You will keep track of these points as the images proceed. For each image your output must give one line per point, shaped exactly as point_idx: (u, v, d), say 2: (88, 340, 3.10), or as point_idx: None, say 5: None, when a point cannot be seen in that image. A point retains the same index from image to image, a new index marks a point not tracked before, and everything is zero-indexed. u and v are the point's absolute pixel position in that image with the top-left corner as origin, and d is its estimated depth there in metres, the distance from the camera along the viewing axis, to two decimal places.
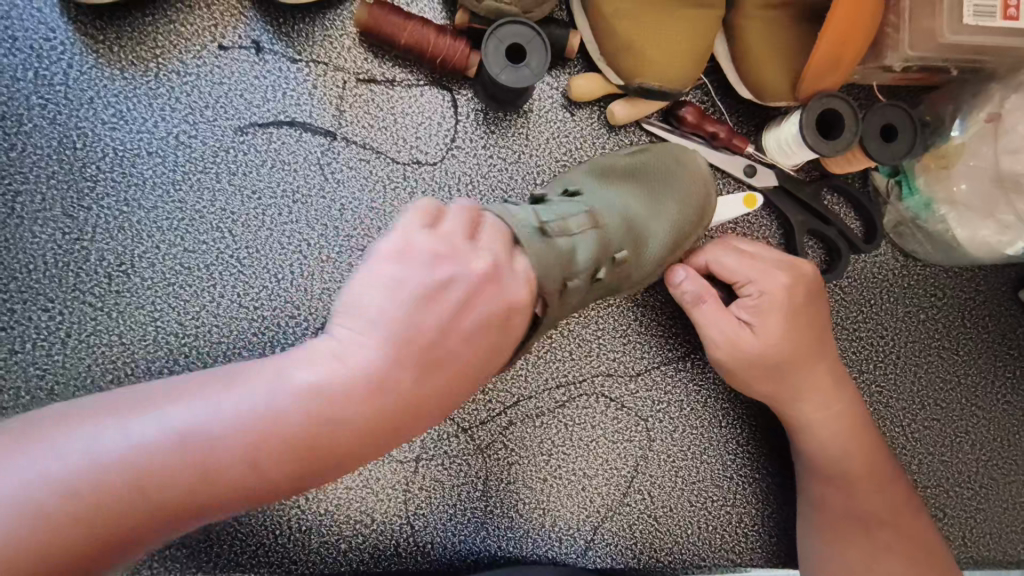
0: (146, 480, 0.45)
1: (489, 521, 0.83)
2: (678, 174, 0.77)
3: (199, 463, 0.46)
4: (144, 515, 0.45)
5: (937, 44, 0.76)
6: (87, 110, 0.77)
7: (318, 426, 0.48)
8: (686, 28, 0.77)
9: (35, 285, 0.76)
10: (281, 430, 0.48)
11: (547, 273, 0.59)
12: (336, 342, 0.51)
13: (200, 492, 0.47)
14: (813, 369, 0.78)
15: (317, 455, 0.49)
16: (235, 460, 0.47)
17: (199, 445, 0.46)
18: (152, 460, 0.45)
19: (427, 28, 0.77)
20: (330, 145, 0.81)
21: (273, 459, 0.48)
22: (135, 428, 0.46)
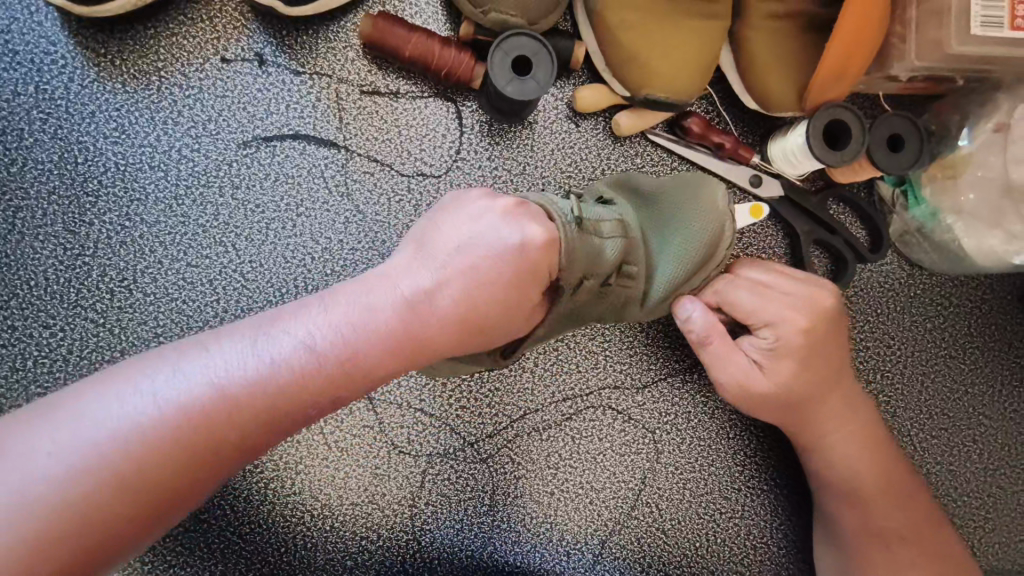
0: (167, 450, 0.48)
1: (496, 536, 0.82)
2: (699, 199, 0.72)
3: (236, 404, 0.49)
4: (186, 458, 0.48)
5: (943, 54, 0.76)
6: (88, 125, 0.76)
7: (342, 361, 0.52)
8: (692, 39, 0.77)
9: (36, 302, 0.75)
10: (295, 390, 0.51)
11: (574, 270, 0.59)
12: (359, 294, 0.54)
13: (222, 453, 0.50)
14: (829, 398, 0.77)
15: (340, 387, 0.53)
16: (253, 420, 0.50)
17: (238, 389, 0.50)
18: (172, 429, 0.48)
19: (432, 40, 0.76)
20: (333, 157, 0.80)
21: (302, 393, 0.51)
22: (178, 378, 0.49)
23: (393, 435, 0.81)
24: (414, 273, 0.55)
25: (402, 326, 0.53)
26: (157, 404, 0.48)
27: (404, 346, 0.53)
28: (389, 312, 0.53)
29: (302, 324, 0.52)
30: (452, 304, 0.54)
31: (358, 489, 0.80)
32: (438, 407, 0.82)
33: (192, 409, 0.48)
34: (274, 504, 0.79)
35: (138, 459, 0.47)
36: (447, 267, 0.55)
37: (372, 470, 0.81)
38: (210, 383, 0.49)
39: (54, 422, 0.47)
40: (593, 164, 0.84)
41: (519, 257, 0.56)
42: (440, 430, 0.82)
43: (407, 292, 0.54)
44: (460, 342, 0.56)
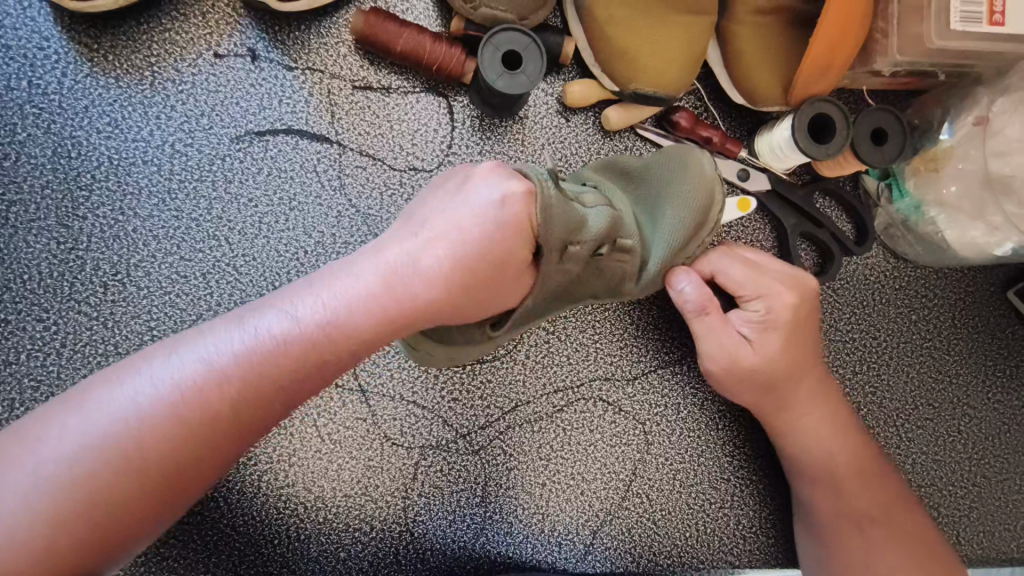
0: (167, 427, 0.50)
1: (489, 527, 0.83)
2: (682, 174, 0.72)
3: (229, 378, 0.51)
4: (183, 434, 0.50)
5: (926, 48, 0.78)
6: (81, 119, 0.77)
7: (329, 328, 0.52)
8: (680, 35, 0.78)
9: (30, 296, 0.75)
10: (285, 359, 0.52)
11: (554, 230, 0.56)
12: (348, 270, 0.55)
13: (222, 427, 0.51)
14: (805, 384, 0.78)
15: (331, 354, 0.53)
16: (249, 393, 0.51)
17: (230, 365, 0.51)
18: (167, 407, 0.50)
19: (423, 36, 0.77)
20: (326, 152, 0.81)
21: (293, 361, 0.52)
22: (169, 365, 0.51)
23: (386, 427, 0.82)
24: (397, 247, 0.56)
25: (388, 293, 0.53)
26: (154, 387, 0.50)
27: (392, 314, 0.53)
28: (373, 282, 0.54)
29: (290, 301, 0.54)
30: (437, 272, 0.54)
31: (352, 481, 0.81)
32: (431, 399, 0.83)
33: (187, 386, 0.50)
34: (267, 496, 0.80)
35: (141, 438, 0.49)
36: (428, 236, 0.55)
37: (365, 462, 0.81)
38: (203, 362, 0.51)
39: (64, 413, 0.50)
40: (583, 158, 0.86)
41: (498, 220, 0.55)
42: (433, 421, 0.83)
43: (389, 263, 0.54)
44: (453, 310, 0.56)
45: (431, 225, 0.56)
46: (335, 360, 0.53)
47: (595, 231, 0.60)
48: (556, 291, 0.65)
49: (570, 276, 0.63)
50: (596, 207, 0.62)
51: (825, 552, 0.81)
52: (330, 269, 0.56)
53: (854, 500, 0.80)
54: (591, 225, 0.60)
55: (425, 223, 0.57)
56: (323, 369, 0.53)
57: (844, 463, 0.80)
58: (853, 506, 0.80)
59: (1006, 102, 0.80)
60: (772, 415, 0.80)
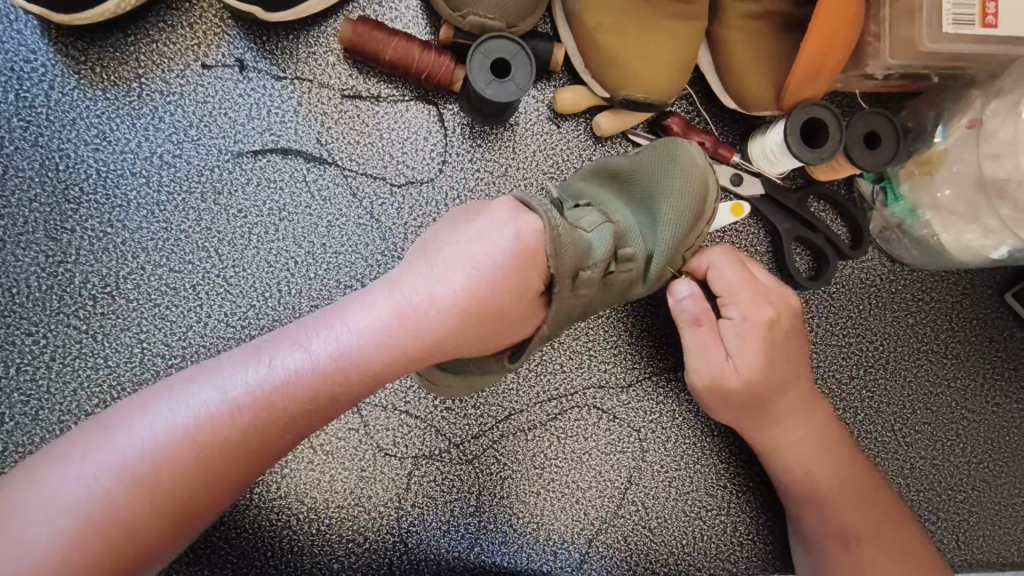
0: (182, 460, 0.48)
1: (483, 537, 0.83)
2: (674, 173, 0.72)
3: (243, 411, 0.50)
4: (200, 467, 0.49)
5: (918, 51, 0.77)
6: (69, 132, 0.76)
7: (343, 362, 0.50)
8: (670, 41, 0.78)
9: (19, 309, 0.75)
10: (300, 393, 0.50)
11: (566, 261, 0.55)
12: (367, 302, 0.53)
13: (236, 458, 0.50)
14: (783, 400, 0.77)
15: (349, 385, 0.51)
16: (264, 427, 0.50)
17: (243, 398, 0.50)
18: (184, 439, 0.49)
19: (411, 44, 0.77)
20: (316, 161, 0.80)
21: (306, 394, 0.50)
22: (187, 400, 0.50)
23: (379, 437, 0.81)
24: (417, 280, 0.53)
25: (406, 325, 0.51)
26: (170, 420, 0.49)
27: (409, 345, 0.51)
28: (391, 316, 0.51)
29: (306, 337, 0.52)
30: (458, 307, 0.52)
31: (344, 492, 0.80)
32: (424, 409, 0.82)
33: (203, 419, 0.49)
34: (260, 509, 0.79)
35: (156, 476, 0.48)
36: (448, 270, 0.53)
37: (358, 472, 0.81)
38: (220, 397, 0.50)
39: (86, 440, 0.49)
40: (575, 165, 0.85)
41: (514, 258, 0.54)
42: (426, 431, 0.82)
43: (407, 295, 0.52)
44: (470, 342, 0.54)
45: (451, 258, 0.54)
46: (351, 390, 0.51)
47: (601, 252, 0.59)
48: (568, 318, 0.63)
49: (583, 301, 0.61)
50: (597, 230, 0.62)
51: (814, 563, 0.81)
52: (347, 301, 0.54)
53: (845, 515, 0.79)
54: (596, 250, 0.59)
55: (444, 253, 0.55)
56: (337, 400, 0.51)
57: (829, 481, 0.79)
58: (845, 519, 0.79)
59: (999, 104, 0.78)
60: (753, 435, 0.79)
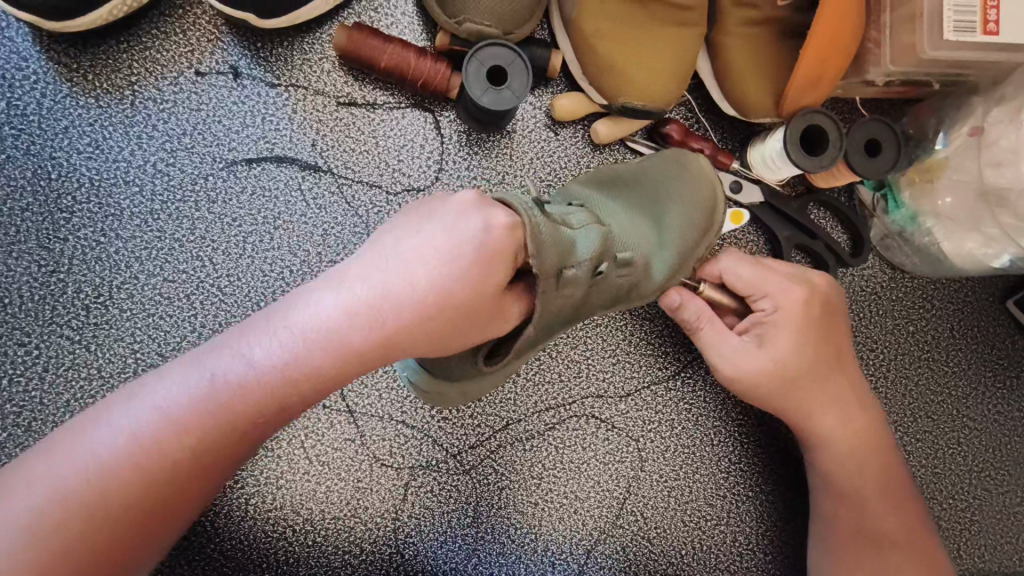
0: (131, 477, 0.47)
1: (481, 548, 0.82)
2: (681, 180, 0.74)
3: (187, 422, 0.48)
4: (150, 482, 0.47)
5: (919, 58, 0.76)
6: (62, 140, 0.76)
7: (288, 369, 0.48)
8: (668, 47, 0.77)
9: (11, 320, 0.74)
10: (246, 402, 0.48)
11: (549, 259, 0.52)
12: (311, 306, 0.49)
13: (187, 469, 0.48)
14: (830, 387, 0.77)
15: (297, 391, 0.49)
16: (212, 438, 0.48)
17: (188, 409, 0.48)
18: (130, 455, 0.47)
19: (407, 51, 0.76)
20: (311, 169, 0.80)
21: (252, 402, 0.48)
22: (130, 414, 0.48)
23: (375, 448, 0.81)
24: (363, 278, 0.49)
25: (355, 330, 0.48)
26: (116, 437, 0.48)
27: (360, 348, 0.48)
28: (338, 320, 0.48)
29: (245, 342, 0.49)
30: (414, 307, 0.49)
31: (341, 503, 0.80)
32: (420, 419, 0.82)
33: (148, 435, 0.47)
34: (255, 520, 0.78)
35: (105, 495, 0.46)
36: (399, 268, 0.49)
37: (354, 483, 0.80)
38: (162, 410, 0.48)
39: (38, 463, 0.48)
40: (573, 172, 0.84)
41: (474, 254, 0.50)
42: (422, 441, 0.82)
43: (353, 296, 0.48)
44: (431, 342, 0.51)
45: (401, 252, 0.50)
46: (300, 395, 0.49)
47: (587, 251, 0.57)
48: (557, 320, 0.61)
49: (574, 302, 0.59)
50: (584, 228, 0.60)
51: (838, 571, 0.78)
52: (288, 299, 0.50)
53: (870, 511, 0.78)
54: (581, 249, 0.57)
55: (395, 250, 0.50)
56: (287, 406, 0.49)
57: (860, 472, 0.78)
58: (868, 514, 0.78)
59: (1000, 112, 0.77)
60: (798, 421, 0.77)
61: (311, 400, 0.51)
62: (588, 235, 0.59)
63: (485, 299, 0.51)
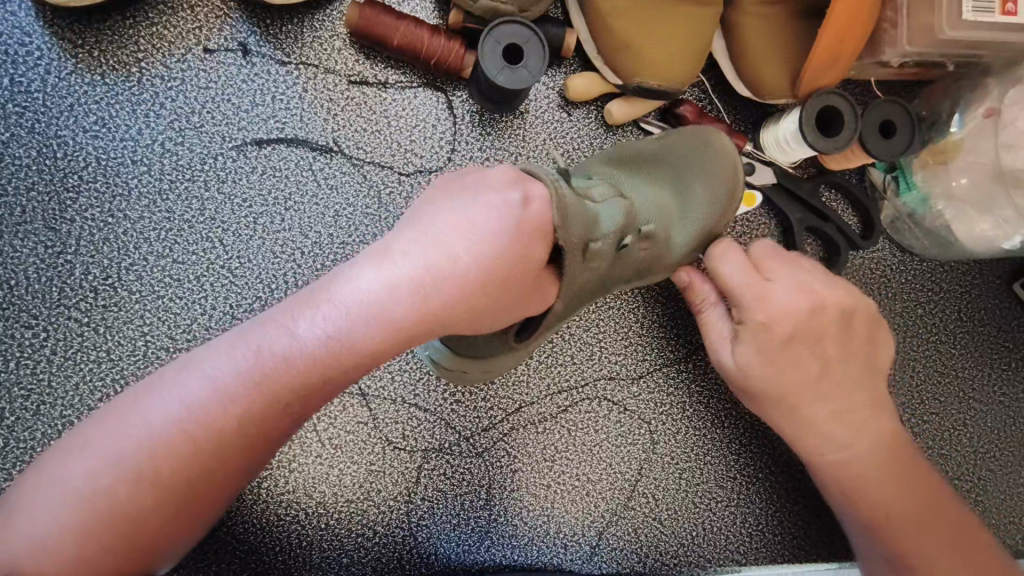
0: (180, 453, 0.46)
1: (493, 530, 0.82)
2: (707, 161, 0.74)
3: (235, 397, 0.47)
4: (198, 459, 0.46)
5: (936, 39, 0.76)
6: (68, 118, 0.74)
7: (334, 344, 0.47)
8: (684, 28, 0.76)
9: (18, 302, 0.73)
10: (291, 378, 0.47)
11: (573, 231, 0.54)
12: (358, 281, 0.48)
13: (233, 446, 0.47)
14: (830, 390, 0.72)
15: (344, 368, 0.48)
16: (258, 414, 0.47)
17: (235, 383, 0.47)
18: (178, 430, 0.46)
19: (421, 29, 0.75)
20: (321, 150, 0.78)
21: (300, 376, 0.47)
22: (178, 390, 0.47)
23: (387, 431, 0.80)
24: (409, 252, 0.49)
25: (403, 304, 0.47)
26: (163, 412, 0.46)
27: (407, 323, 0.48)
28: (385, 295, 0.47)
29: (291, 316, 0.48)
30: (458, 279, 0.49)
31: (353, 486, 0.79)
32: (433, 402, 0.81)
33: (195, 410, 0.46)
34: (267, 503, 0.78)
35: (153, 469, 0.45)
36: (440, 246, 0.49)
37: (366, 466, 0.80)
38: (206, 386, 0.47)
39: (88, 432, 0.47)
40: (586, 153, 0.83)
41: (512, 231, 0.51)
42: (435, 424, 0.81)
43: (399, 273, 0.48)
44: (475, 317, 0.51)
45: (446, 225, 0.50)
46: (346, 371, 0.48)
47: (610, 224, 0.58)
48: (583, 293, 0.62)
49: (595, 276, 0.61)
50: (606, 202, 0.61)
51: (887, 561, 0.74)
52: (334, 272, 0.50)
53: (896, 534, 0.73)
54: (604, 222, 0.58)
55: (436, 224, 0.50)
56: (333, 382, 0.49)
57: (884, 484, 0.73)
58: (895, 534, 0.73)
59: (1017, 93, 0.79)
60: (807, 435, 0.73)
61: (355, 377, 0.50)
62: (609, 206, 0.60)
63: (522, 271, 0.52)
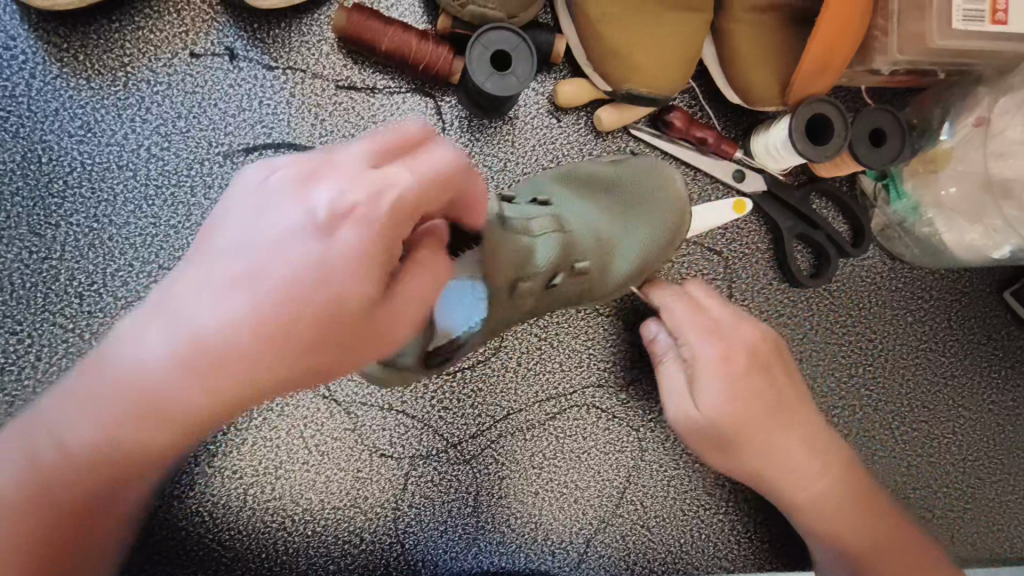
0: (58, 474, 0.43)
1: (481, 537, 0.82)
2: (655, 194, 0.76)
3: (95, 428, 0.41)
4: (76, 475, 0.43)
5: (926, 47, 0.76)
6: (53, 123, 0.73)
7: (183, 359, 0.37)
8: (673, 35, 0.76)
9: (3, 308, 0.72)
10: (136, 404, 0.39)
11: (501, 270, 0.58)
12: (196, 279, 0.38)
13: (96, 467, 0.42)
14: (779, 426, 0.75)
15: (213, 401, 0.38)
16: (106, 434, 0.41)
17: (87, 399, 0.41)
18: (50, 450, 0.42)
19: (409, 34, 0.74)
20: (309, 156, 0.78)
21: (146, 405, 0.39)
22: (49, 412, 0.43)
23: (374, 438, 0.80)
24: (268, 242, 0.38)
25: (269, 314, 0.37)
26: (36, 432, 0.44)
27: (277, 335, 0.38)
28: (238, 298, 0.37)
29: (140, 326, 0.39)
30: (313, 266, 0.38)
31: (340, 493, 0.79)
32: (420, 408, 0.81)
33: (59, 432, 0.42)
34: (254, 510, 0.78)
35: (37, 482, 0.44)
36: (297, 225, 0.39)
37: (353, 473, 0.79)
38: (65, 406, 0.42)
39: None
40: (576, 160, 0.83)
41: (376, 192, 0.39)
42: (422, 431, 0.81)
43: (248, 267, 0.38)
44: (358, 327, 0.40)
45: (295, 207, 0.39)
46: (215, 412, 0.39)
47: (544, 260, 0.63)
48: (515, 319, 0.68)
49: (526, 306, 0.67)
50: (544, 235, 0.64)
51: None
52: (177, 274, 0.40)
53: (866, 560, 0.74)
54: (538, 257, 0.63)
55: (288, 205, 0.39)
56: (200, 423, 0.40)
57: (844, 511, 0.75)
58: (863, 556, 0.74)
59: (1008, 102, 0.79)
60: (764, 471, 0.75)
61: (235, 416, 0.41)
62: (547, 240, 0.64)
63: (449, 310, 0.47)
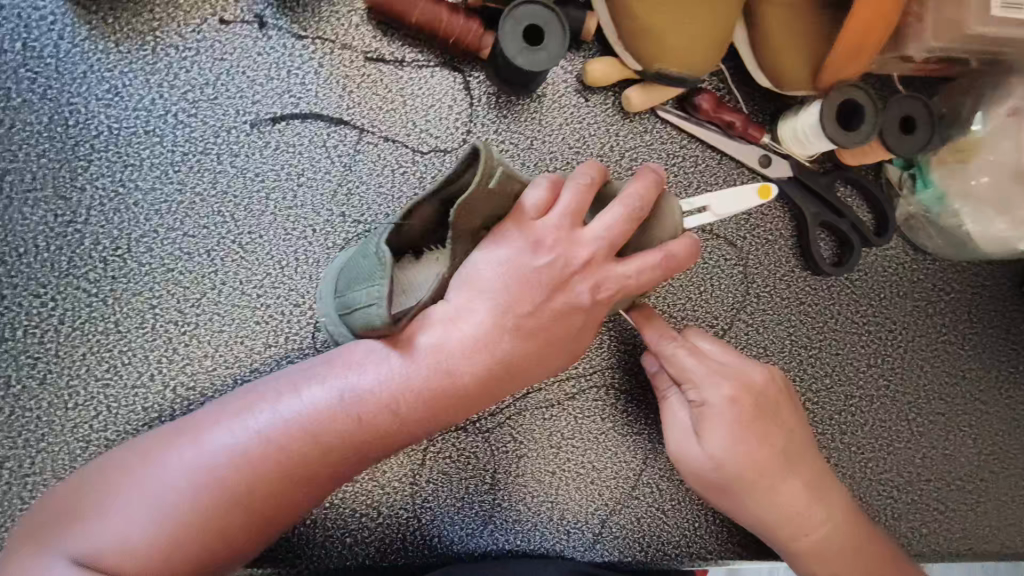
0: (265, 458, 0.57)
1: (497, 515, 0.82)
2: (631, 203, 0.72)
3: (304, 428, 0.58)
4: (273, 473, 0.57)
5: (961, 34, 0.75)
6: (80, 86, 0.73)
7: (380, 405, 0.59)
8: (706, 14, 0.75)
9: (26, 270, 0.72)
10: (349, 431, 0.58)
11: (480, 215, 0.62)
12: (395, 369, 0.59)
13: (302, 477, 0.58)
14: (777, 478, 0.74)
15: (406, 422, 0.60)
16: (317, 457, 0.58)
17: (298, 427, 0.58)
18: (250, 442, 0.57)
19: (440, 7, 0.74)
20: (336, 127, 0.78)
21: (361, 420, 0.59)
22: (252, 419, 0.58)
23: None
24: (439, 331, 0.60)
25: (435, 372, 0.60)
26: (232, 438, 0.57)
27: (447, 394, 0.60)
28: (418, 369, 0.59)
29: (338, 382, 0.60)
30: (472, 351, 0.60)
31: None
32: None
33: (266, 430, 0.57)
34: None
35: (235, 481, 0.56)
36: (466, 324, 0.60)
37: None
38: (270, 420, 0.58)
39: (161, 459, 0.57)
40: (602, 140, 0.83)
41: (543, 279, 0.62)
42: None
43: (424, 350, 0.60)
44: (509, 378, 0.63)
45: (458, 306, 0.61)
46: (404, 426, 0.60)
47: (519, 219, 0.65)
48: None
49: None
50: None
51: None
52: (347, 367, 0.60)
53: None
54: None
55: (472, 277, 0.61)
56: (394, 433, 0.60)
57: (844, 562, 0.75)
58: None
59: None
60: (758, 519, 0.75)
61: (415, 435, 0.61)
62: None
63: (564, 277, 0.63)
